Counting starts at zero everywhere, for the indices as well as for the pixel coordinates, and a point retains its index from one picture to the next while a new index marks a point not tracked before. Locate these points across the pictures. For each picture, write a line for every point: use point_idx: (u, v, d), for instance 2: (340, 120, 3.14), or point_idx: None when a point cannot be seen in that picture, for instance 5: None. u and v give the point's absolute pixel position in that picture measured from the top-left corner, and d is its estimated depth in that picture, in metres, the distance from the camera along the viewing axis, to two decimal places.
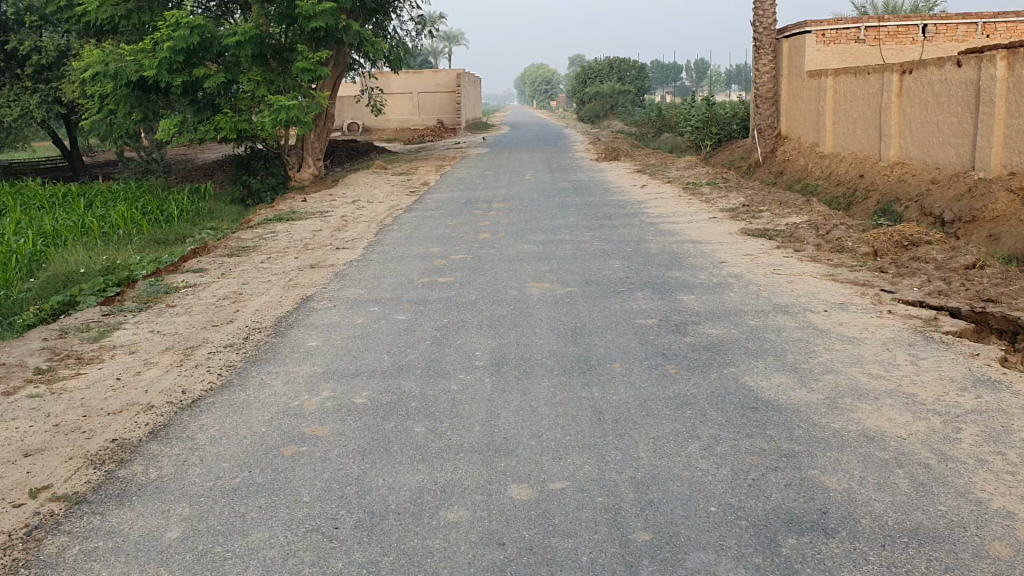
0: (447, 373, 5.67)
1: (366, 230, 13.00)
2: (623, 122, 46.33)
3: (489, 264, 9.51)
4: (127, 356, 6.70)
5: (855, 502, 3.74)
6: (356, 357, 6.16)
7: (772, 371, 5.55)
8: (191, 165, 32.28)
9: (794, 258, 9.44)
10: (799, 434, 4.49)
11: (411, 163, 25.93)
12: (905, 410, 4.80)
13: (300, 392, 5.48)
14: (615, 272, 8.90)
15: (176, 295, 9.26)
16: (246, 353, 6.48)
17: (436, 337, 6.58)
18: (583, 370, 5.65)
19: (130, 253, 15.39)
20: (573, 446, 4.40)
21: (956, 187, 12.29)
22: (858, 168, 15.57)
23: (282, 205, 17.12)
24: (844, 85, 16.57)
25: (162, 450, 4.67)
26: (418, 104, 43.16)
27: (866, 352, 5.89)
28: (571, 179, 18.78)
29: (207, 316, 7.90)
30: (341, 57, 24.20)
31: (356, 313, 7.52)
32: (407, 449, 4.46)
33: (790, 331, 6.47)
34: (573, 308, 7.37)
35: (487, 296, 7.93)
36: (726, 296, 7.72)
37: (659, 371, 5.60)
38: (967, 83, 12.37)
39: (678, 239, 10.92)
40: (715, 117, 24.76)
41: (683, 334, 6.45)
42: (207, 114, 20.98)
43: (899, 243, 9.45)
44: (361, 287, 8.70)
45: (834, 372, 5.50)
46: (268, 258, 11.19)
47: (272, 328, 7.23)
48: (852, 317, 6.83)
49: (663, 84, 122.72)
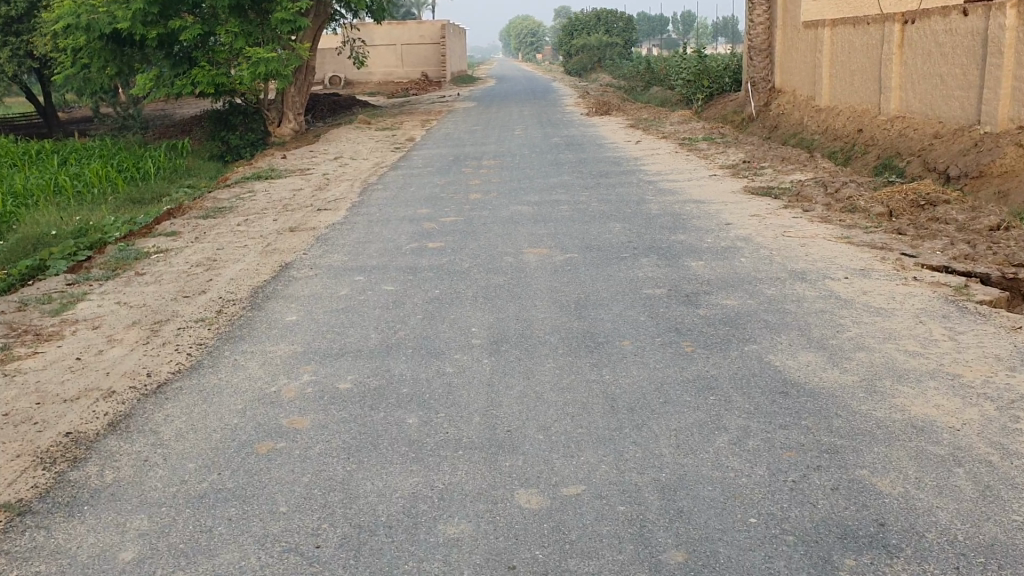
0: (442, 353, 5.14)
1: (350, 189, 12.40)
2: (612, 75, 45.43)
3: (480, 228, 8.96)
4: (90, 332, 6.14)
5: (915, 511, 3.27)
6: (341, 334, 5.61)
7: (797, 348, 5.04)
8: (170, 120, 31.40)
9: (804, 219, 8.91)
10: (839, 425, 4.00)
11: (396, 118, 25.17)
12: (953, 394, 4.31)
13: (277, 375, 4.95)
14: (616, 235, 8.37)
15: (147, 261, 8.67)
16: (219, 329, 5.91)
17: (427, 311, 6.05)
18: (589, 349, 5.13)
19: (105, 214, 14.77)
20: (586, 441, 3.91)
21: (960, 142, 11.76)
22: (857, 122, 15.02)
23: (261, 163, 16.46)
24: (842, 35, 15.92)
25: (120, 447, 4.13)
26: (402, 56, 42.15)
27: (897, 326, 5.38)
28: (563, 134, 18.15)
29: (177, 286, 7.34)
30: (322, 8, 23.27)
31: (339, 283, 6.96)
32: (399, 445, 3.94)
33: (811, 302, 5.96)
34: (575, 276, 6.84)
35: (480, 263, 7.40)
36: (737, 261, 7.20)
37: (673, 349, 5.08)
38: (974, 32, 11.75)
39: (680, 199, 10.37)
40: (708, 70, 24.08)
41: (695, 306, 5.93)
42: (184, 68, 20.22)
43: (916, 202, 8.92)
44: (345, 253, 8.14)
45: (867, 349, 5.01)
46: (245, 220, 10.62)
47: (249, 299, 6.67)
48: (876, 285, 6.33)
49: (651, 36, 121.24)
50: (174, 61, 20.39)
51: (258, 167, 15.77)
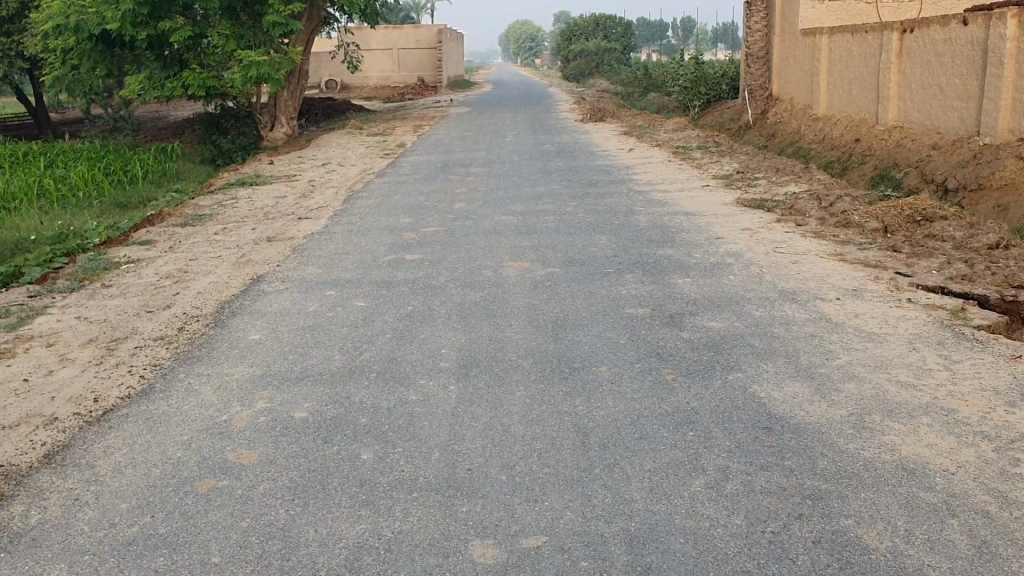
0: (408, 379, 4.84)
1: (334, 197, 12.11)
2: (610, 80, 45.19)
3: (463, 239, 8.68)
4: (43, 350, 5.83)
5: (904, 571, 2.98)
6: (304, 356, 5.32)
7: (783, 377, 4.76)
8: (162, 123, 31.11)
9: (797, 234, 8.62)
10: (825, 466, 3.71)
11: (389, 123, 24.87)
12: (946, 432, 4.02)
13: (230, 402, 4.65)
14: (601, 249, 8.09)
15: (117, 271, 8.38)
16: (177, 349, 5.61)
17: (398, 330, 5.76)
18: (564, 375, 4.83)
19: (86, 219, 14.45)
20: (551, 483, 3.62)
21: (959, 154, 11.49)
22: (854, 132, 14.75)
23: (247, 168, 16.18)
24: (840, 43, 15.65)
25: (50, 483, 3.83)
26: (399, 60, 41.89)
27: (890, 353, 5.09)
28: (555, 141, 17.87)
29: (142, 299, 7.05)
30: (316, 10, 22.98)
31: (309, 298, 6.66)
32: (349, 486, 3.65)
33: (801, 325, 5.67)
34: (555, 294, 6.55)
35: (458, 278, 7.11)
36: (725, 279, 6.92)
37: (653, 377, 4.79)
38: (974, 42, 11.49)
39: (670, 210, 10.09)
40: (704, 77, 23.82)
41: (679, 328, 5.64)
42: (174, 70, 19.95)
43: (911, 218, 8.65)
44: (320, 265, 7.85)
45: (857, 379, 4.71)
46: (223, 228, 10.33)
47: (213, 316, 6.37)
48: (869, 307, 6.05)
49: (650, 43, 121.17)
50: (164, 63, 20.09)
51: (243, 173, 15.49)
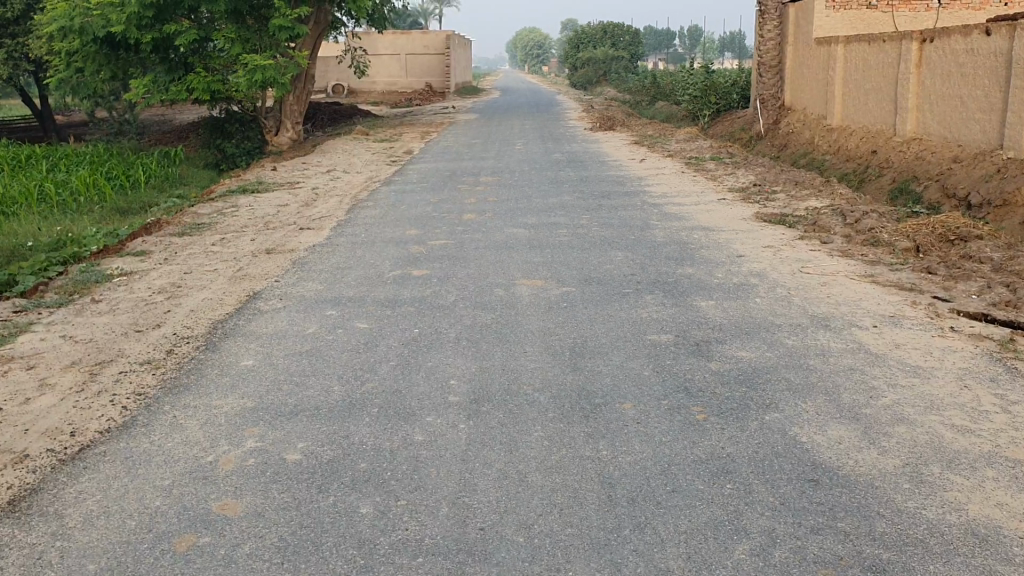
0: (413, 415, 4.42)
1: (339, 206, 11.72)
2: (618, 88, 44.74)
3: (471, 254, 8.28)
4: (22, 374, 5.43)
5: None
6: (300, 386, 4.90)
7: (825, 419, 4.32)
8: (167, 126, 30.79)
9: (822, 252, 8.20)
10: (883, 531, 3.28)
11: (394, 129, 24.50)
12: (1017, 489, 3.58)
13: (218, 440, 4.25)
14: (616, 266, 7.66)
15: (109, 283, 7.98)
16: (164, 376, 5.20)
17: (402, 357, 5.34)
18: (584, 413, 4.40)
19: (85, 225, 14.06)
20: (575, 548, 3.20)
21: (982, 168, 11.04)
22: (871, 143, 14.31)
23: (249, 174, 15.79)
24: (857, 52, 15.23)
25: (14, 536, 3.42)
26: (406, 66, 41.57)
27: (940, 392, 4.65)
28: (565, 150, 17.49)
29: (132, 317, 6.64)
30: (322, 15, 22.60)
31: (308, 318, 6.25)
32: (346, 547, 3.24)
33: (839, 357, 5.23)
34: (570, 316, 6.14)
35: (468, 297, 6.69)
36: (752, 302, 6.50)
37: (681, 416, 4.35)
38: (997, 53, 11.06)
39: (687, 225, 9.68)
40: (715, 86, 23.42)
41: (707, 358, 5.21)
42: (179, 74, 19.61)
43: (944, 237, 8.21)
44: (321, 280, 7.44)
45: (907, 422, 4.27)
46: (222, 238, 9.94)
47: (204, 337, 5.95)
48: (909, 337, 5.62)
49: (657, 51, 120.93)
50: (169, 67, 19.76)
51: (245, 179, 15.11)
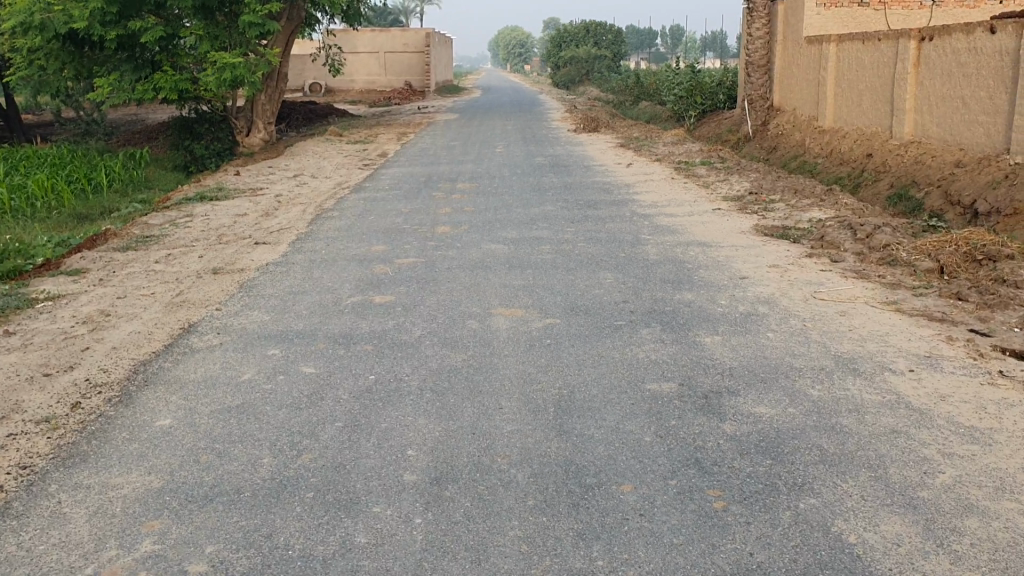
0: (357, 505, 3.50)
1: (302, 216, 10.79)
2: (601, 88, 43.80)
3: (444, 274, 7.39)
4: None
5: None
6: (223, 458, 3.96)
7: (873, 507, 3.43)
8: (136, 126, 29.65)
9: (834, 273, 7.35)
10: None
11: (370, 130, 23.51)
12: None
13: (109, 541, 3.33)
14: (606, 291, 6.77)
15: (33, 310, 7.00)
16: (60, 441, 4.25)
17: (352, 415, 4.42)
18: (572, 501, 3.50)
19: (33, 232, 13.00)
20: None
21: (987, 173, 10.21)
22: (865, 146, 13.47)
23: (210, 179, 14.77)
24: (850, 52, 14.41)
25: None
26: (385, 65, 40.54)
27: (1008, 466, 3.77)
28: (547, 153, 16.58)
29: (42, 356, 5.66)
30: (296, 11, 21.55)
31: (246, 360, 5.32)
32: None
33: (878, 415, 4.35)
34: (555, 357, 5.24)
35: (435, 331, 5.80)
36: (763, 338, 5.61)
37: (695, 506, 3.46)
38: (1002, 52, 10.26)
39: (681, 240, 8.81)
40: (700, 86, 22.52)
41: (719, 418, 4.31)
42: (146, 72, 18.56)
43: (970, 255, 7.36)
44: (269, 309, 6.52)
45: (981, 512, 3.39)
46: (168, 255, 8.98)
47: (120, 386, 5.00)
48: (953, 384, 4.77)
49: (639, 49, 120.15)
50: (136, 64, 18.69)
51: (204, 185, 14.08)
